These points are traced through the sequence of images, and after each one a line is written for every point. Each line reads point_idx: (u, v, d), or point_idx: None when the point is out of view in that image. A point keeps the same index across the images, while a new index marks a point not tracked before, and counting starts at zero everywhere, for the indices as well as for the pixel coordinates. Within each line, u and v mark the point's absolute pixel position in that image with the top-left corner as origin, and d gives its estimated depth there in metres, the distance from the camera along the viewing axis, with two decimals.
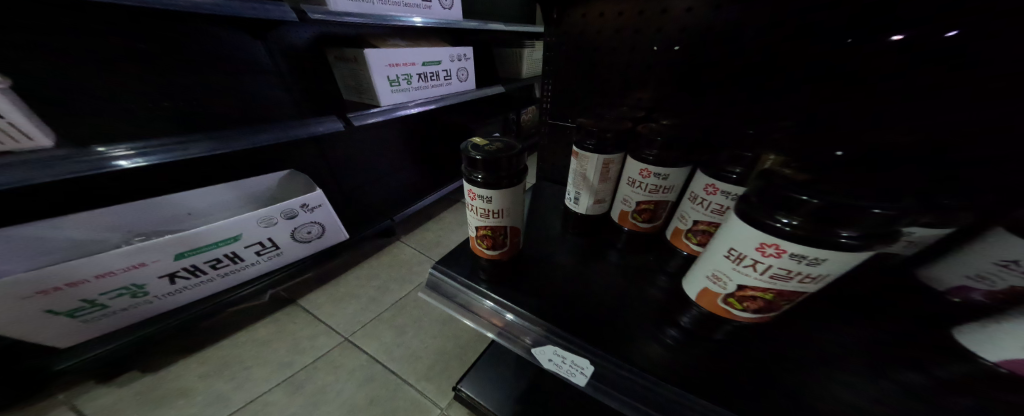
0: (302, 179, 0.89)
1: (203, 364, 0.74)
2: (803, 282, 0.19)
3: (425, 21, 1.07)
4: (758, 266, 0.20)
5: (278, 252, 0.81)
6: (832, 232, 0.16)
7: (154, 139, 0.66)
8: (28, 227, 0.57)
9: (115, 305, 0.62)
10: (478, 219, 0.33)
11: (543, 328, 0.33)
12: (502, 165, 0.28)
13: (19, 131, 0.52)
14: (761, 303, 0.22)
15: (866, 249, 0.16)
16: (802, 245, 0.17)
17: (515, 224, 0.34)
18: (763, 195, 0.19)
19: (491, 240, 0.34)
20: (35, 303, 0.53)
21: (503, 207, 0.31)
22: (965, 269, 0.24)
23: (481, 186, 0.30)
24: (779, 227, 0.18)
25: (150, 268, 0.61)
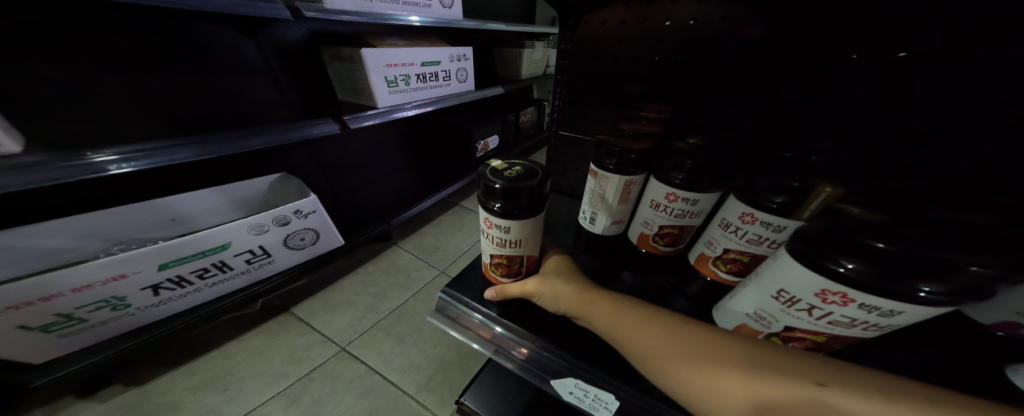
0: (294, 182, 0.85)
1: (191, 376, 0.70)
2: (867, 329, 0.20)
3: (424, 19, 1.03)
4: (815, 311, 0.21)
5: (270, 260, 0.78)
6: (911, 285, 0.17)
7: (141, 143, 0.61)
8: None
9: (94, 318, 0.58)
10: (493, 247, 0.34)
11: (537, 344, 0.36)
12: (523, 196, 0.28)
13: None
14: (808, 344, 0.24)
15: (948, 306, 0.17)
16: (875, 296, 0.19)
17: (530, 253, 0.35)
18: (825, 240, 0.20)
19: (505, 268, 0.36)
20: (6, 317, 0.49)
21: (520, 238, 0.32)
22: (1015, 305, 0.23)
23: (499, 216, 0.30)
24: (842, 273, 0.19)
25: (132, 279, 0.58)
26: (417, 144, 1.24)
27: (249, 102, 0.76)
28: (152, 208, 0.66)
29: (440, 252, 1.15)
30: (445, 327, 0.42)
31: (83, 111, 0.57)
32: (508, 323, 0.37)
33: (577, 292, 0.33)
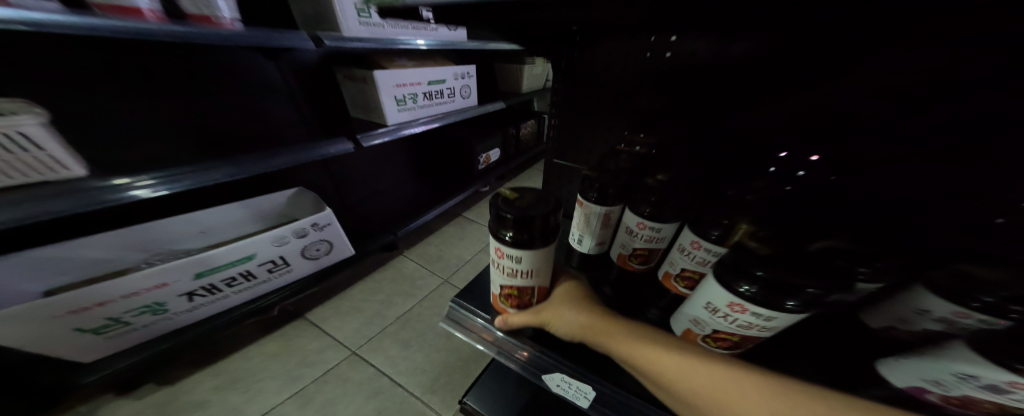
0: (309, 196, 0.89)
1: (216, 377, 0.77)
2: (760, 330, 0.26)
3: (431, 42, 1.11)
4: (728, 317, 0.27)
5: (288, 269, 0.85)
6: (780, 300, 0.24)
7: (173, 169, 0.66)
8: (52, 249, 0.58)
9: (137, 322, 0.64)
10: (504, 276, 0.38)
11: (530, 345, 0.43)
12: (535, 225, 0.32)
13: (56, 161, 0.53)
14: (730, 342, 0.30)
15: (805, 313, 0.23)
16: (760, 307, 0.25)
17: (540, 285, 0.39)
18: (731, 265, 0.27)
19: (515, 299, 0.40)
20: (66, 321, 0.55)
21: (531, 268, 0.36)
22: (888, 315, 0.31)
23: (511, 247, 0.34)
24: (741, 292, 0.25)
25: (172, 287, 0.64)
26: (422, 158, 1.31)
27: (272, 123, 0.84)
28: (185, 221, 0.73)
29: (443, 262, 1.21)
30: (450, 330, 0.49)
31: (133, 135, 0.64)
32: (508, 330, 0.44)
33: (588, 322, 0.37)
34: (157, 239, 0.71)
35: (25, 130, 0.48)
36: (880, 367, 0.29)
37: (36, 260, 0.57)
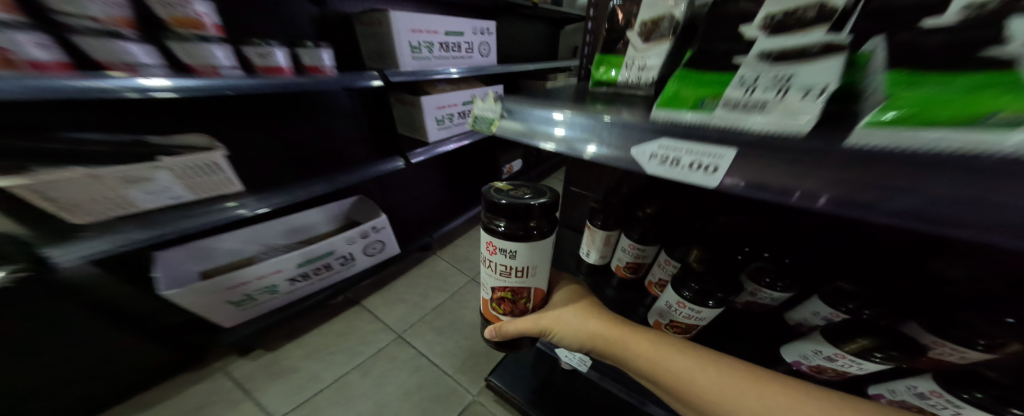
0: (367, 203, 1.08)
1: (301, 347, 0.97)
2: (694, 319, 0.40)
3: (465, 68, 1.28)
4: (678, 310, 0.41)
5: (353, 263, 1.05)
6: (704, 299, 0.38)
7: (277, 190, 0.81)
8: (203, 241, 0.79)
9: (261, 299, 0.86)
10: (497, 275, 0.41)
11: None
12: (521, 215, 0.35)
13: (227, 180, 0.69)
14: (680, 327, 0.44)
15: (722, 308, 0.38)
16: (694, 304, 0.39)
17: (536, 287, 0.43)
18: (680, 277, 0.40)
19: (509, 305, 0.45)
20: (227, 295, 0.77)
21: (525, 266, 0.39)
22: (799, 350, 0.38)
23: (506, 241, 0.37)
24: (683, 295, 0.39)
25: (282, 273, 0.86)
26: (454, 169, 1.49)
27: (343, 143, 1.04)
28: (283, 222, 0.93)
29: (470, 262, 1.38)
30: None
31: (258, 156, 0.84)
32: None
33: (595, 328, 0.44)
34: (265, 236, 0.92)
35: (215, 160, 0.64)
36: (783, 347, 0.41)
37: (193, 249, 0.78)
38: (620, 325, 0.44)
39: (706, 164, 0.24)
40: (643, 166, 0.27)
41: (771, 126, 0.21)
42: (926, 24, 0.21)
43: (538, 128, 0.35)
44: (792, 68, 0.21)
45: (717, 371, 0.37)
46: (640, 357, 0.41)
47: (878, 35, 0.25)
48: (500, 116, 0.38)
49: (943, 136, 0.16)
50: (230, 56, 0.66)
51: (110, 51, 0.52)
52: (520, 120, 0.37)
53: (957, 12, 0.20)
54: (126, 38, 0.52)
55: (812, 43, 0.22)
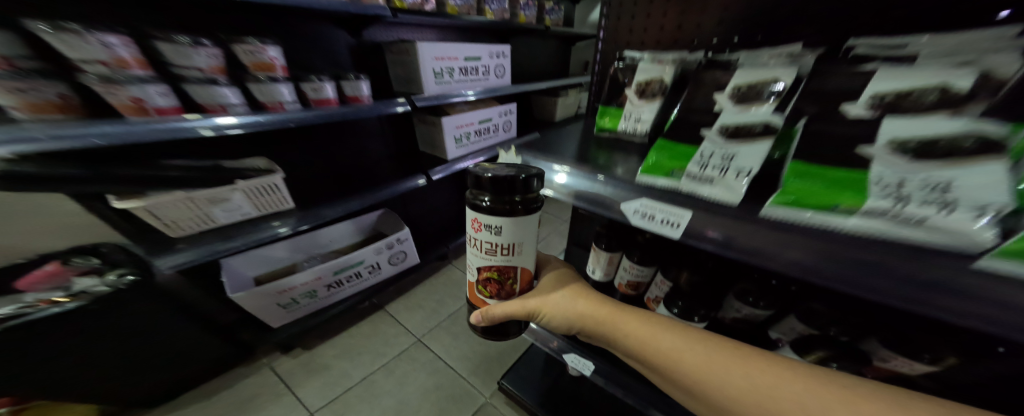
0: (392, 216, 1.19)
1: (333, 348, 1.07)
2: None
3: (482, 89, 1.38)
4: None
5: (380, 271, 1.15)
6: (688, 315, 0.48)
7: (320, 208, 0.92)
8: (260, 249, 0.92)
9: (303, 302, 0.98)
10: (482, 254, 0.39)
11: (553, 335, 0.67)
12: (505, 188, 0.32)
13: (281, 198, 0.84)
14: None
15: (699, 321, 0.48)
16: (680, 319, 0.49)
17: (523, 266, 0.40)
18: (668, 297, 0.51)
19: (497, 287, 0.42)
20: (276, 297, 0.89)
21: (511, 243, 0.37)
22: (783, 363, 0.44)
23: (490, 216, 0.35)
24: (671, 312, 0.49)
25: (321, 279, 0.98)
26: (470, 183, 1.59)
27: (372, 162, 1.16)
28: (322, 233, 1.05)
29: None
30: None
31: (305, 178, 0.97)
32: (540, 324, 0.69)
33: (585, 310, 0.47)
34: (307, 245, 1.04)
35: (274, 182, 0.79)
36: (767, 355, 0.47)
37: (250, 256, 0.91)
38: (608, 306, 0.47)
39: (672, 221, 0.31)
40: (628, 218, 0.34)
41: (715, 195, 0.28)
42: (849, 113, 0.28)
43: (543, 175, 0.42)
44: (733, 150, 0.29)
45: (707, 346, 0.38)
46: (632, 337, 0.42)
47: (805, 119, 0.32)
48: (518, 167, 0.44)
49: (811, 214, 0.23)
50: (293, 93, 0.78)
51: (208, 95, 0.66)
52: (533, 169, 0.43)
53: (866, 100, 0.27)
54: (218, 85, 0.66)
55: (761, 121, 0.29)
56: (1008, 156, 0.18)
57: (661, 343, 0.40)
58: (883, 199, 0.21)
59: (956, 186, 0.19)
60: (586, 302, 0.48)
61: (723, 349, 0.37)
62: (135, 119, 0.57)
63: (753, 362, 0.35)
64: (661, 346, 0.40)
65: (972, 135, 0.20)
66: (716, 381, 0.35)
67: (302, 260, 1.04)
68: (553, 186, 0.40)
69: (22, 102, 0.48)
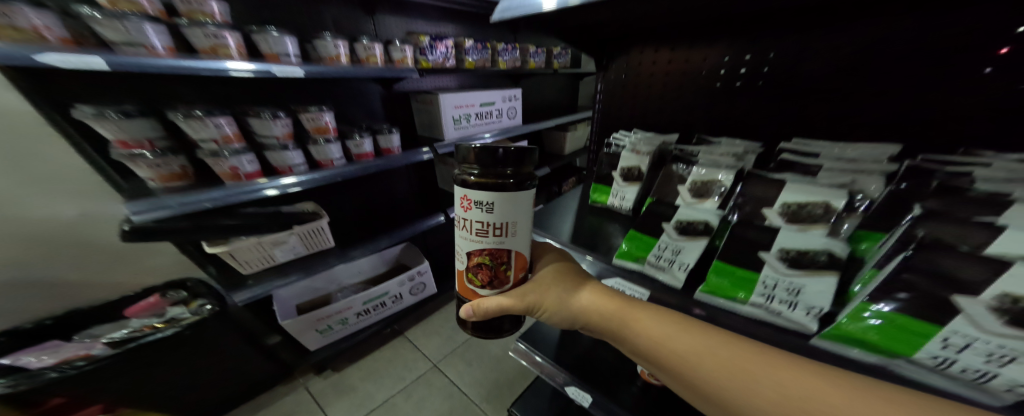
0: (413, 249, 1.31)
1: (359, 370, 1.18)
2: None
3: (495, 131, 1.53)
4: None
5: (402, 301, 1.26)
6: None
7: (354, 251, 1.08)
8: (306, 281, 1.10)
9: (337, 328, 1.11)
10: (472, 236, 0.37)
11: (556, 368, 0.77)
12: (492, 159, 0.33)
13: (321, 239, 1.01)
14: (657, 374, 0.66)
15: None
16: None
17: (517, 251, 0.39)
18: None
19: (489, 274, 0.39)
20: (315, 324, 1.04)
21: (504, 222, 0.36)
22: None
23: (481, 191, 0.34)
24: None
25: (352, 308, 1.11)
26: None
27: (398, 201, 1.31)
28: (354, 266, 1.21)
29: None
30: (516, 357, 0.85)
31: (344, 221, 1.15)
32: (546, 358, 0.79)
33: (587, 302, 0.43)
34: (342, 276, 1.21)
35: (320, 226, 0.97)
36: None
37: (298, 286, 1.10)
38: (615, 298, 0.42)
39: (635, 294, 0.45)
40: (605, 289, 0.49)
41: (670, 280, 0.41)
42: (765, 221, 0.39)
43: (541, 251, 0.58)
44: (681, 244, 0.41)
45: (722, 348, 0.34)
46: (641, 335, 0.38)
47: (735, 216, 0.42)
48: None
49: (723, 301, 0.37)
50: (340, 150, 0.93)
51: (279, 159, 0.82)
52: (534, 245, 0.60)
53: (778, 206, 0.39)
54: (286, 149, 0.81)
55: (707, 219, 0.42)
56: (834, 271, 0.32)
57: (672, 346, 0.36)
58: (761, 296, 0.35)
59: (802, 293, 0.32)
60: (587, 295, 0.44)
61: (740, 349, 0.33)
62: (229, 184, 0.74)
63: (776, 365, 0.31)
64: (669, 348, 0.36)
65: (824, 250, 0.33)
66: (732, 388, 0.32)
67: (337, 289, 1.21)
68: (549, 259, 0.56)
69: (160, 174, 0.68)
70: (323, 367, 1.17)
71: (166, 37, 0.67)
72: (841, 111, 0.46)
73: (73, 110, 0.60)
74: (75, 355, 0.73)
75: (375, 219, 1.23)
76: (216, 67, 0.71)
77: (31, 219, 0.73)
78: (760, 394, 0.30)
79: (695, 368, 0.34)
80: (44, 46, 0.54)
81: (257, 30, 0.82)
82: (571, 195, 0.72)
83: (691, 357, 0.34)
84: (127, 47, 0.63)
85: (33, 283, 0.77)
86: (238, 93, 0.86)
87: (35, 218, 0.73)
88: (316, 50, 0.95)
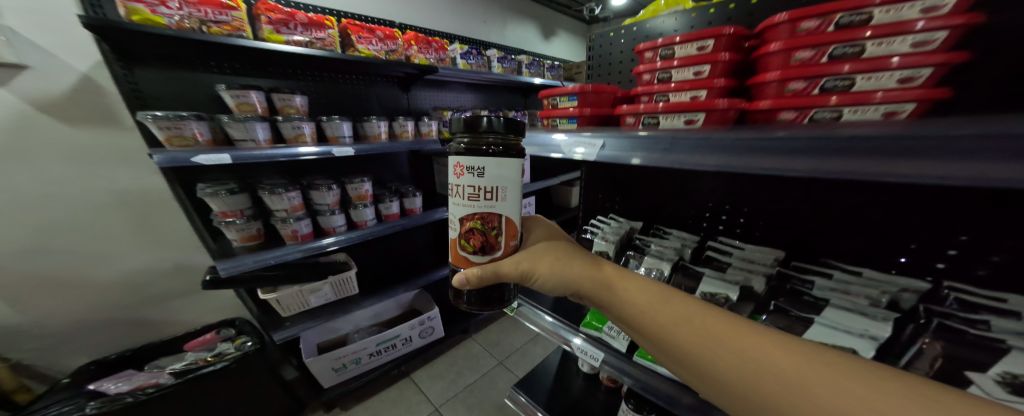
0: (425, 295, 1.47)
1: (366, 410, 1.26)
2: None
3: None
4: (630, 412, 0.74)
5: (411, 343, 1.38)
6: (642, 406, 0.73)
7: (374, 297, 1.25)
8: (333, 322, 1.27)
9: (352, 367, 1.23)
10: (464, 202, 0.37)
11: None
12: (482, 126, 0.35)
13: (347, 287, 1.16)
14: None
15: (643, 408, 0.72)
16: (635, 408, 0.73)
17: (507, 216, 0.39)
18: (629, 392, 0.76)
19: (481, 240, 0.39)
20: (332, 362, 1.16)
21: (495, 186, 0.36)
22: None
23: (472, 157, 0.36)
24: (629, 403, 0.74)
25: (366, 349, 1.23)
26: None
27: (415, 252, 1.52)
28: (374, 309, 1.38)
29: (500, 346, 1.62)
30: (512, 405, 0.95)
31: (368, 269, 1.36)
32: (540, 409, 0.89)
33: (577, 273, 0.46)
34: (362, 318, 1.37)
35: (347, 276, 1.13)
36: None
37: (325, 327, 1.27)
38: (605, 272, 0.46)
39: (593, 357, 0.68)
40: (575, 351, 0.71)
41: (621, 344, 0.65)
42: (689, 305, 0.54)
43: (530, 315, 0.80)
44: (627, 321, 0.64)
45: (701, 319, 0.38)
46: (627, 306, 0.43)
47: None
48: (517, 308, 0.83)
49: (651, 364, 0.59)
50: (372, 213, 1.13)
51: (327, 221, 1.03)
52: (526, 312, 0.81)
53: (699, 294, 0.53)
54: (333, 214, 1.02)
55: None
56: None
57: (653, 316, 0.40)
58: None
59: None
60: (575, 266, 0.46)
61: (714, 320, 0.37)
62: (290, 244, 0.95)
63: (745, 335, 0.35)
64: (652, 318, 0.40)
65: None
66: (707, 355, 0.35)
67: (356, 331, 1.36)
68: (540, 324, 0.78)
69: (241, 236, 0.88)
70: (334, 405, 1.26)
71: (268, 131, 0.87)
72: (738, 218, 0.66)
73: (197, 189, 0.81)
74: (147, 383, 0.89)
75: (395, 269, 1.43)
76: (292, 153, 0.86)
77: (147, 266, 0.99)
78: (722, 358, 0.35)
79: (670, 336, 0.38)
80: (198, 151, 0.74)
81: (326, 120, 0.99)
82: None
83: (669, 327, 0.39)
84: (245, 143, 0.84)
85: (130, 319, 0.99)
86: (302, 170, 1.10)
87: (151, 268, 0.99)
88: (363, 130, 1.13)
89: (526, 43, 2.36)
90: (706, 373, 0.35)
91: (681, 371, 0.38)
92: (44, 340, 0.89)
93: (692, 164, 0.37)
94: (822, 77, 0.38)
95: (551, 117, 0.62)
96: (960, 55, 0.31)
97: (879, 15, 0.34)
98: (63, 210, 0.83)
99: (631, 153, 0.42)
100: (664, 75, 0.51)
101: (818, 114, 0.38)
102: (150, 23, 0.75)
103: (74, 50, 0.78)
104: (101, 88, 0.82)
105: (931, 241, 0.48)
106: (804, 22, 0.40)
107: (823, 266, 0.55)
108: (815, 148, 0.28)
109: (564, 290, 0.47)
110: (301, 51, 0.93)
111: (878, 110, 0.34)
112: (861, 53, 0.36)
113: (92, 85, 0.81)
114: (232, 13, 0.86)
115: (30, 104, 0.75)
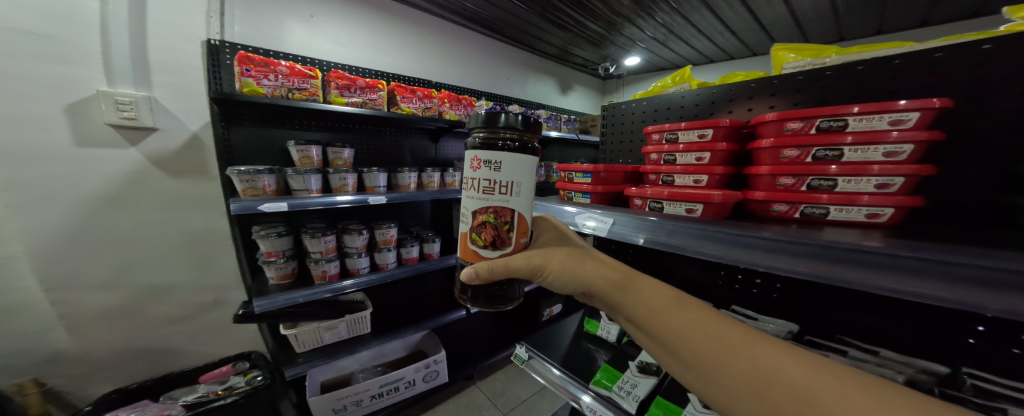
0: (433, 337, 1.47)
1: None
2: None
3: None
4: None
5: (413, 387, 1.34)
6: None
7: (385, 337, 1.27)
8: (340, 361, 1.29)
9: (351, 410, 1.20)
10: (477, 195, 0.36)
11: None
12: (498, 121, 0.34)
13: (360, 325, 1.18)
14: None
15: None
16: None
17: (521, 212, 0.37)
18: None
19: (492, 234, 0.37)
20: (334, 402, 1.14)
21: (510, 181, 0.35)
22: None
23: (488, 151, 0.35)
24: None
25: (369, 390, 1.21)
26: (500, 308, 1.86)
27: (429, 294, 1.57)
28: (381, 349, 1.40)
29: (504, 398, 1.54)
30: None
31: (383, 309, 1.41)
32: None
33: (590, 271, 0.43)
34: (368, 358, 1.37)
35: (363, 315, 1.17)
36: None
37: (332, 364, 1.28)
38: (619, 271, 0.44)
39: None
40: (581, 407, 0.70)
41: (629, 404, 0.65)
42: None
43: (538, 368, 0.81)
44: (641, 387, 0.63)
45: (716, 325, 0.37)
46: (639, 306, 0.41)
47: None
48: (524, 360, 0.84)
49: None
50: (393, 257, 1.20)
51: (353, 263, 1.10)
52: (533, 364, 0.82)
53: None
54: (359, 256, 1.10)
55: None
56: None
57: (666, 318, 0.39)
58: None
59: None
60: (588, 264, 0.44)
61: (727, 326, 0.37)
62: (318, 283, 1.02)
63: (757, 342, 0.35)
64: (665, 320, 0.39)
65: None
66: (718, 358, 0.35)
67: (360, 371, 1.35)
68: (546, 378, 0.78)
69: (279, 274, 0.98)
70: None
71: (320, 182, 1.00)
72: (740, 291, 0.71)
73: (252, 231, 0.93)
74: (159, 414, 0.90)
75: (408, 309, 1.46)
76: (330, 201, 0.96)
77: (193, 295, 1.11)
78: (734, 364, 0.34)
79: (682, 339, 0.37)
80: (264, 200, 0.86)
81: (367, 171, 1.11)
82: (560, 326, 0.97)
83: (682, 329, 0.38)
84: (300, 191, 0.96)
85: (167, 342, 1.09)
86: (337, 213, 1.22)
87: (197, 296, 1.12)
88: (395, 180, 1.25)
89: (545, 98, 2.59)
90: (716, 381, 0.34)
91: (687, 374, 0.37)
92: (87, 364, 0.97)
93: (692, 249, 0.42)
94: (807, 177, 0.43)
95: (566, 189, 0.69)
96: (928, 169, 0.36)
97: (853, 123, 0.40)
98: (140, 245, 1.00)
99: (638, 233, 0.48)
100: (669, 158, 0.57)
101: (807, 209, 0.43)
102: (254, 94, 0.95)
103: (191, 116, 1.03)
104: (203, 146, 1.06)
105: (946, 327, 0.48)
106: (790, 122, 0.45)
107: (838, 343, 0.55)
108: (800, 252, 0.34)
109: (573, 288, 0.45)
110: (356, 111, 1.08)
111: (862, 211, 0.39)
112: (841, 157, 0.40)
113: (198, 143, 1.05)
114: (311, 81, 1.04)
115: (151, 162, 0.98)
